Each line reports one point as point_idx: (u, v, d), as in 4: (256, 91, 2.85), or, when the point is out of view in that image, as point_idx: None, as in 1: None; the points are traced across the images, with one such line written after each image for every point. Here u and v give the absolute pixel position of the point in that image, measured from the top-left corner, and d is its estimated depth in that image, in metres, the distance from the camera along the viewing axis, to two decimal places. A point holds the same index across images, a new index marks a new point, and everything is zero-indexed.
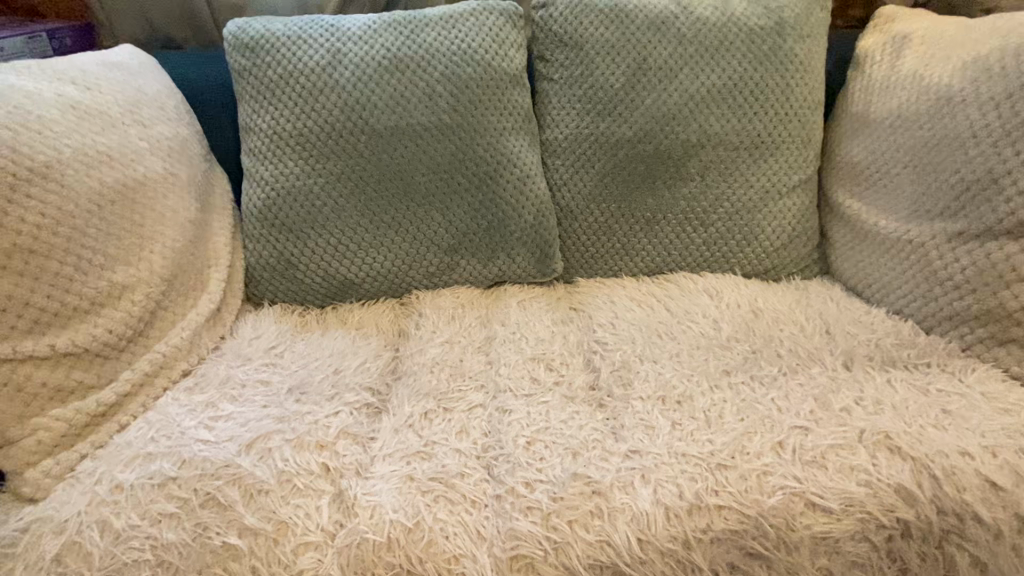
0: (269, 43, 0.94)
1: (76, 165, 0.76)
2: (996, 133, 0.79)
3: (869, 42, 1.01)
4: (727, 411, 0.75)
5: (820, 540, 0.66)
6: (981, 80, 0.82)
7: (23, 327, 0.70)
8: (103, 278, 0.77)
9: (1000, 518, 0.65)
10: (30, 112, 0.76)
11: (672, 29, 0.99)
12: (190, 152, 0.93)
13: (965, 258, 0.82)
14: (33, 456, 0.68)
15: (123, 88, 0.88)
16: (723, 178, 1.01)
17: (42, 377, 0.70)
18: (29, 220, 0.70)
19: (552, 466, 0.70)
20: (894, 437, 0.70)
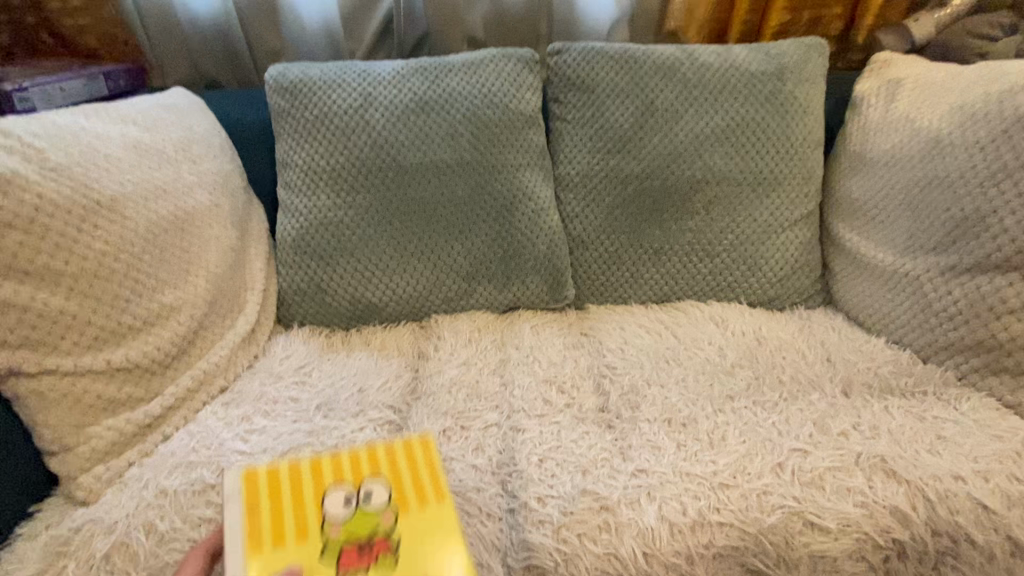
0: (306, 87, 1.04)
1: (135, 198, 0.85)
2: (982, 174, 0.84)
3: (864, 86, 1.07)
4: (729, 434, 0.79)
5: (818, 558, 0.69)
6: (967, 124, 0.88)
7: (84, 342, 0.77)
8: (154, 300, 0.84)
9: (993, 541, 0.69)
10: (99, 151, 0.85)
11: (677, 73, 1.06)
12: (232, 185, 1.02)
13: (956, 291, 0.86)
14: (86, 462, 0.75)
15: (175, 128, 0.98)
16: (727, 212, 1.06)
17: (98, 389, 0.77)
18: (94, 247, 0.78)
19: (563, 483, 0.74)
20: (889, 461, 0.73)
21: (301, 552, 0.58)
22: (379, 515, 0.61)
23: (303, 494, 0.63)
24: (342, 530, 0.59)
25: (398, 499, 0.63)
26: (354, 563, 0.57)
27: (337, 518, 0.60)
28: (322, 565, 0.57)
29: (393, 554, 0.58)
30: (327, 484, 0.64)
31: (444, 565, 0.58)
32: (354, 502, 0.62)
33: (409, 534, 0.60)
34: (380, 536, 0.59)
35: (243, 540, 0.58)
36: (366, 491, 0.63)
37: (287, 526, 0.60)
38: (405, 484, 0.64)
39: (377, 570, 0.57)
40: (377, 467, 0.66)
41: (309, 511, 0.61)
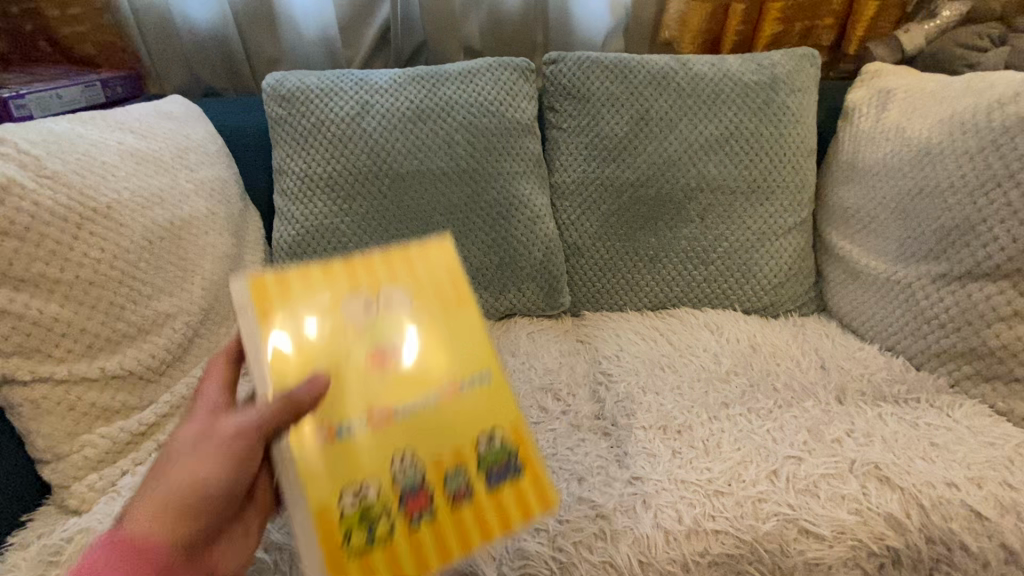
0: (303, 95, 1.04)
1: (132, 206, 0.85)
2: (972, 184, 0.85)
3: (856, 95, 1.09)
4: (724, 441, 0.80)
5: (813, 565, 0.69)
6: (957, 134, 0.89)
7: (78, 350, 0.77)
8: (149, 308, 0.84)
9: (987, 548, 0.69)
10: (95, 159, 0.85)
11: (672, 83, 1.07)
12: (228, 192, 1.02)
13: (948, 299, 0.87)
14: (79, 471, 0.75)
15: (172, 136, 0.98)
16: (722, 219, 1.07)
17: (92, 397, 0.77)
18: (90, 254, 0.78)
19: (559, 491, 0.74)
20: (883, 467, 0.74)
21: (325, 355, 0.54)
22: (404, 317, 0.56)
23: (316, 299, 0.56)
24: (366, 335, 0.55)
25: (423, 301, 0.58)
26: (383, 366, 0.54)
27: (359, 319, 0.56)
28: (348, 367, 0.54)
29: (422, 355, 0.55)
30: (341, 291, 0.56)
31: (475, 366, 0.56)
32: (376, 309, 0.56)
33: (436, 331, 0.57)
34: (405, 339, 0.56)
35: (263, 340, 0.53)
36: (387, 296, 0.57)
37: (304, 326, 0.54)
38: (427, 286, 0.59)
39: (409, 369, 0.55)
40: (395, 267, 0.59)
41: (326, 310, 0.55)
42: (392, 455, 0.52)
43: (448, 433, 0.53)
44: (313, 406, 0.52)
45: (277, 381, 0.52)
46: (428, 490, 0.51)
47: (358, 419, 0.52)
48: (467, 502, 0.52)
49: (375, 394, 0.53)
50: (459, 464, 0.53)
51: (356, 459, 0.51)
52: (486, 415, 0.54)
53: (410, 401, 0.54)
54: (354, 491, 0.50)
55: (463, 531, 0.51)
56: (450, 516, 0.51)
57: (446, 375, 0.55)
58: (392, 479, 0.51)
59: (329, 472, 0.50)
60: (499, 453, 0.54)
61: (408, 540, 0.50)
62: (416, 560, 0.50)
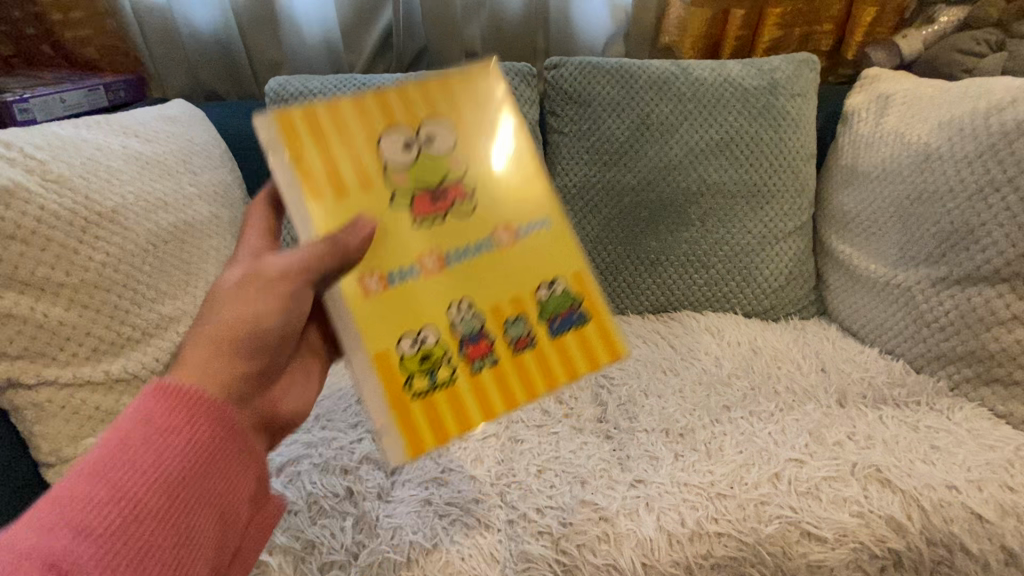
0: (307, 100, 1.04)
1: (136, 210, 0.85)
2: (971, 189, 0.86)
3: (856, 100, 1.10)
4: (727, 444, 0.80)
5: (816, 568, 0.70)
6: (956, 139, 0.90)
7: (83, 354, 0.77)
8: (153, 312, 0.84)
9: (987, 550, 0.69)
10: (100, 163, 0.85)
11: (672, 87, 1.08)
12: (232, 196, 1.02)
13: (948, 302, 0.88)
14: None
15: (176, 140, 0.98)
16: (723, 223, 1.08)
17: (96, 401, 0.77)
18: (95, 258, 0.78)
19: (562, 494, 0.75)
20: (884, 470, 0.74)
21: (366, 200, 0.53)
22: (452, 157, 0.55)
23: (350, 135, 0.53)
24: (409, 174, 0.54)
25: (472, 141, 0.56)
26: (431, 210, 0.55)
27: (404, 155, 0.54)
28: (395, 211, 0.54)
29: (473, 199, 0.56)
30: (376, 124, 0.53)
31: (533, 212, 0.57)
32: (416, 146, 0.54)
33: (490, 174, 0.57)
34: (456, 178, 0.55)
35: (296, 185, 0.52)
36: (434, 130, 0.55)
37: (340, 164, 0.53)
38: (477, 121, 0.57)
39: (457, 216, 0.55)
40: (440, 95, 0.55)
41: (364, 141, 0.53)
42: (449, 304, 0.54)
43: (509, 281, 0.56)
44: (357, 255, 0.51)
45: (318, 226, 0.52)
46: (488, 337, 0.55)
47: (411, 270, 0.54)
48: (528, 346, 0.56)
49: (427, 239, 0.54)
50: (519, 312, 0.56)
51: (414, 309, 0.53)
52: (548, 262, 0.57)
53: (462, 250, 0.55)
54: (414, 336, 0.53)
55: (523, 373, 0.55)
56: (512, 358, 0.55)
57: (504, 223, 0.56)
58: (450, 326, 0.54)
59: (387, 321, 0.53)
60: (559, 301, 0.57)
61: (470, 383, 0.54)
62: (479, 400, 0.54)
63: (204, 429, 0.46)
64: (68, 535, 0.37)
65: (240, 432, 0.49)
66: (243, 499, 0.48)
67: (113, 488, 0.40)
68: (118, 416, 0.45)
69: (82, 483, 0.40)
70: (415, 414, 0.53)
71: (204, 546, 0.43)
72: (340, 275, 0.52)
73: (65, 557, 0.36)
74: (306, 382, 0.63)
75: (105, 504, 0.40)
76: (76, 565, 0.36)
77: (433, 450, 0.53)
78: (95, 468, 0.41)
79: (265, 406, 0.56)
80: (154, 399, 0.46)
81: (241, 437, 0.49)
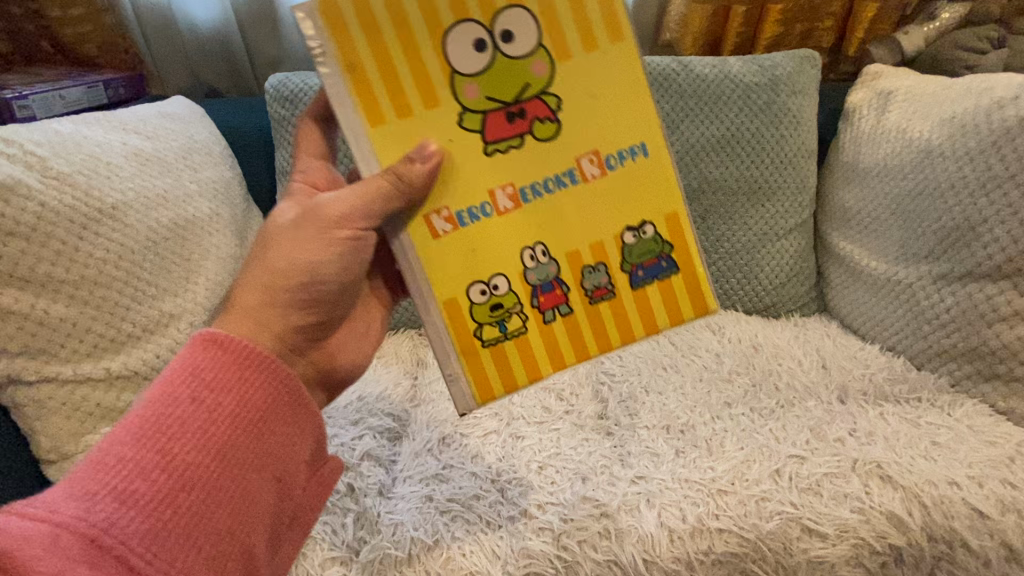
0: (306, 96, 1.04)
1: (137, 206, 0.85)
2: (973, 184, 0.85)
3: (857, 96, 1.09)
4: (727, 440, 0.80)
5: (816, 564, 0.70)
6: (958, 135, 0.89)
7: (84, 350, 0.77)
8: (153, 308, 0.84)
9: (988, 546, 0.70)
10: (100, 160, 0.85)
11: (673, 84, 1.07)
12: (232, 192, 1.02)
13: (949, 299, 0.88)
14: None
15: (176, 136, 0.98)
16: (724, 220, 1.08)
17: (97, 398, 0.77)
18: (95, 254, 0.78)
19: (563, 490, 0.75)
20: (885, 467, 0.74)
21: (435, 117, 0.54)
22: (526, 62, 0.55)
23: (417, 34, 0.53)
24: (478, 84, 0.54)
25: (550, 38, 0.55)
26: (507, 130, 0.55)
27: (471, 63, 0.54)
28: (463, 125, 0.55)
29: (555, 118, 0.56)
30: (446, 23, 0.53)
31: (624, 140, 0.57)
32: (488, 48, 0.54)
33: (574, 90, 0.56)
34: (533, 90, 0.55)
35: (358, 107, 0.53)
36: (503, 30, 0.54)
37: (405, 75, 0.53)
38: (557, 14, 0.55)
39: (531, 134, 0.55)
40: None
41: (429, 48, 0.53)
42: (526, 248, 0.58)
43: (589, 227, 0.58)
44: (422, 191, 0.54)
45: (382, 151, 0.54)
46: (563, 284, 0.59)
47: (487, 203, 0.56)
48: (605, 294, 0.60)
49: (505, 165, 0.56)
50: (597, 259, 0.59)
51: (492, 251, 0.57)
52: (635, 206, 0.58)
53: (541, 183, 0.56)
54: (486, 284, 0.57)
55: (596, 317, 0.60)
56: (585, 305, 0.60)
57: (588, 151, 0.56)
58: (525, 270, 0.58)
59: (464, 263, 0.57)
60: (643, 247, 0.59)
61: (541, 330, 0.60)
62: (550, 345, 0.60)
63: (254, 393, 0.49)
64: (112, 506, 0.41)
65: (275, 396, 0.50)
66: (284, 461, 0.50)
67: (151, 459, 0.44)
68: (158, 380, 0.48)
69: (123, 451, 0.44)
70: (484, 362, 0.59)
71: (244, 509, 0.46)
72: (412, 211, 0.55)
73: (105, 529, 0.40)
74: (366, 333, 0.66)
75: (146, 474, 0.43)
76: (118, 536, 0.40)
77: (502, 396, 0.61)
78: (135, 438, 0.45)
79: (319, 360, 0.60)
80: (187, 367, 0.48)
81: (277, 403, 0.50)
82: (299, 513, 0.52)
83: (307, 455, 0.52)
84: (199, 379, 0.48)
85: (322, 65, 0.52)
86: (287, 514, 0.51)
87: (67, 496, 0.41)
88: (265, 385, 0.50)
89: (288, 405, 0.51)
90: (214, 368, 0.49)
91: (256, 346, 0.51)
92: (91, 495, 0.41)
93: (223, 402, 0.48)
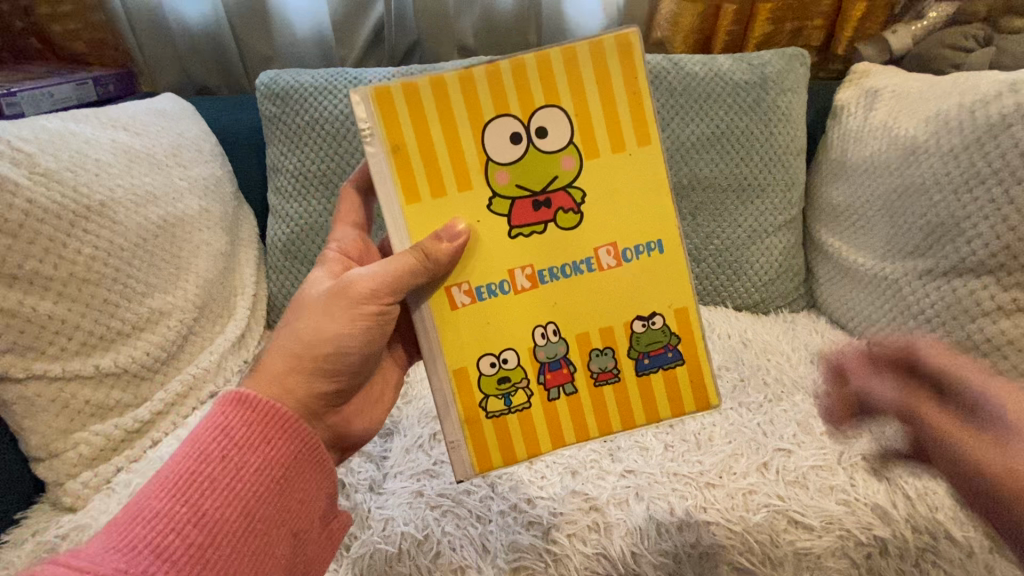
0: (296, 92, 1.03)
1: (126, 203, 0.85)
2: (957, 181, 0.87)
3: (845, 94, 1.10)
4: (715, 434, 0.81)
5: (803, 555, 0.70)
6: (942, 133, 0.90)
7: (72, 347, 0.76)
8: (143, 305, 0.84)
9: (972, 536, 0.70)
10: (89, 156, 0.85)
11: (664, 82, 1.08)
12: (223, 190, 1.02)
13: (934, 294, 0.89)
14: (74, 467, 0.76)
15: (166, 134, 0.98)
16: (714, 218, 1.09)
17: (86, 395, 0.77)
18: (83, 251, 0.78)
19: (552, 484, 0.75)
20: (870, 459, 0.75)
21: (465, 201, 0.55)
22: (557, 156, 0.55)
23: (455, 123, 0.54)
24: (510, 172, 0.55)
25: (582, 135, 0.54)
26: (531, 217, 0.55)
27: (506, 152, 0.54)
28: (490, 213, 0.55)
29: (578, 209, 0.55)
30: (486, 117, 0.54)
31: (643, 235, 0.56)
32: (524, 141, 0.54)
33: (600, 183, 0.55)
34: (560, 182, 0.55)
35: (395, 187, 0.54)
36: (539, 126, 0.54)
37: (442, 160, 0.54)
38: (592, 113, 0.54)
39: (557, 223, 0.55)
40: (550, 80, 0.54)
41: (466, 137, 0.54)
42: (537, 326, 0.57)
43: (601, 311, 0.57)
44: (445, 268, 0.54)
45: (414, 231, 0.55)
46: (570, 363, 0.58)
47: (506, 281, 0.56)
48: (609, 377, 0.58)
49: (525, 249, 0.55)
50: (606, 343, 0.57)
51: (504, 326, 0.57)
52: (648, 296, 0.57)
53: (559, 267, 0.56)
54: (495, 356, 0.57)
55: (599, 402, 0.59)
56: (590, 388, 0.58)
57: (607, 241, 0.56)
58: (534, 347, 0.57)
59: (474, 338, 0.57)
60: (651, 337, 0.58)
61: (543, 407, 0.59)
62: (552, 424, 0.59)
63: (278, 449, 0.52)
64: (147, 559, 0.44)
65: (298, 453, 0.53)
66: (302, 516, 0.53)
67: (183, 514, 0.47)
68: (189, 437, 0.51)
69: (158, 506, 0.46)
70: (485, 432, 0.58)
71: (265, 564, 0.49)
72: (435, 283, 0.55)
73: None
74: (381, 398, 0.68)
75: (179, 529, 0.46)
76: None
77: (498, 466, 0.60)
78: (168, 494, 0.47)
79: (337, 424, 0.61)
80: (218, 424, 0.51)
81: (300, 460, 0.53)
82: (312, 564, 0.54)
83: (322, 510, 0.55)
84: (229, 436, 0.51)
85: (367, 145, 0.54)
86: (302, 567, 0.53)
87: (105, 549, 0.44)
88: (289, 443, 0.53)
89: (308, 461, 0.54)
90: (242, 426, 0.52)
91: (282, 405, 0.53)
92: (127, 548, 0.44)
93: (252, 460, 0.51)
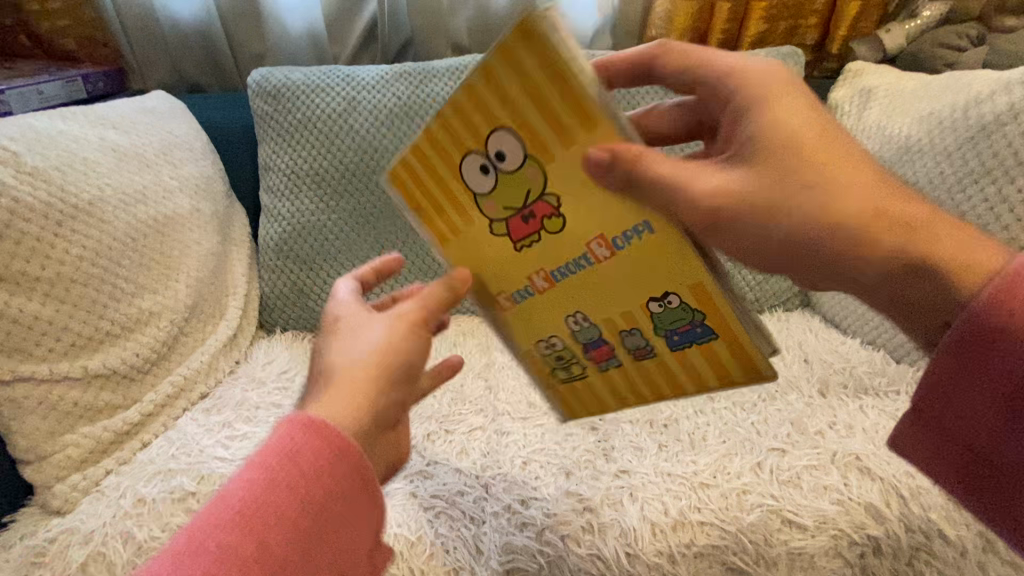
0: (288, 91, 1.03)
1: (115, 203, 0.84)
2: (950, 180, 0.87)
3: (839, 94, 1.11)
4: (709, 434, 0.81)
5: (796, 556, 0.69)
6: (935, 132, 0.91)
7: (60, 349, 0.76)
8: (132, 305, 0.83)
9: (965, 536, 0.70)
10: (76, 155, 0.84)
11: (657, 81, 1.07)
12: (215, 189, 1.01)
13: None
14: (63, 470, 0.75)
15: (156, 132, 0.97)
16: None
17: (75, 397, 0.77)
18: (72, 251, 0.77)
19: (546, 485, 0.75)
20: (864, 458, 0.75)
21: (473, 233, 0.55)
22: (523, 174, 0.49)
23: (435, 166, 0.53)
24: (496, 198, 0.51)
25: (532, 144, 0.47)
26: (529, 233, 0.52)
27: (480, 183, 0.51)
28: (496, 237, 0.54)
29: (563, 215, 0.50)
30: (454, 151, 0.51)
31: (627, 222, 0.50)
32: (491, 165, 0.50)
33: (571, 188, 0.48)
34: (536, 195, 0.50)
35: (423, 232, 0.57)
36: (496, 149, 0.49)
37: (440, 200, 0.54)
38: (532, 119, 0.46)
39: (552, 233, 0.52)
40: (483, 96, 0.47)
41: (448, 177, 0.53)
42: (569, 315, 0.57)
43: (611, 297, 0.55)
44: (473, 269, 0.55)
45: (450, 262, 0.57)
46: (608, 342, 0.59)
47: (527, 286, 0.56)
48: (646, 353, 0.58)
49: (534, 258, 0.54)
50: (631, 325, 0.56)
51: (539, 317, 0.58)
52: (659, 280, 0.52)
53: (562, 265, 0.54)
54: (545, 341, 0.60)
55: (647, 373, 0.60)
56: (635, 362, 0.60)
57: (595, 233, 0.51)
58: (572, 333, 0.59)
59: (524, 327, 0.60)
60: (673, 316, 0.54)
61: (600, 375, 0.62)
62: (612, 389, 0.63)
63: (345, 483, 0.48)
64: None
65: (362, 489, 0.49)
66: (358, 554, 0.49)
67: (250, 550, 0.43)
68: (253, 461, 0.47)
69: (225, 538, 0.43)
70: (564, 394, 0.66)
71: None
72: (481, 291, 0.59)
73: None
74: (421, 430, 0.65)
75: (245, 567, 0.42)
76: None
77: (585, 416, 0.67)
78: (236, 524, 0.44)
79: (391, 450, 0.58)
80: (285, 452, 0.46)
81: (364, 495, 0.49)
82: None
83: (374, 548, 0.51)
84: (300, 464, 0.46)
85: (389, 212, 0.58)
86: None
87: None
88: (356, 476, 0.48)
89: (371, 496, 0.50)
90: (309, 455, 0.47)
91: (353, 439, 0.49)
92: None
93: (319, 494, 0.46)
